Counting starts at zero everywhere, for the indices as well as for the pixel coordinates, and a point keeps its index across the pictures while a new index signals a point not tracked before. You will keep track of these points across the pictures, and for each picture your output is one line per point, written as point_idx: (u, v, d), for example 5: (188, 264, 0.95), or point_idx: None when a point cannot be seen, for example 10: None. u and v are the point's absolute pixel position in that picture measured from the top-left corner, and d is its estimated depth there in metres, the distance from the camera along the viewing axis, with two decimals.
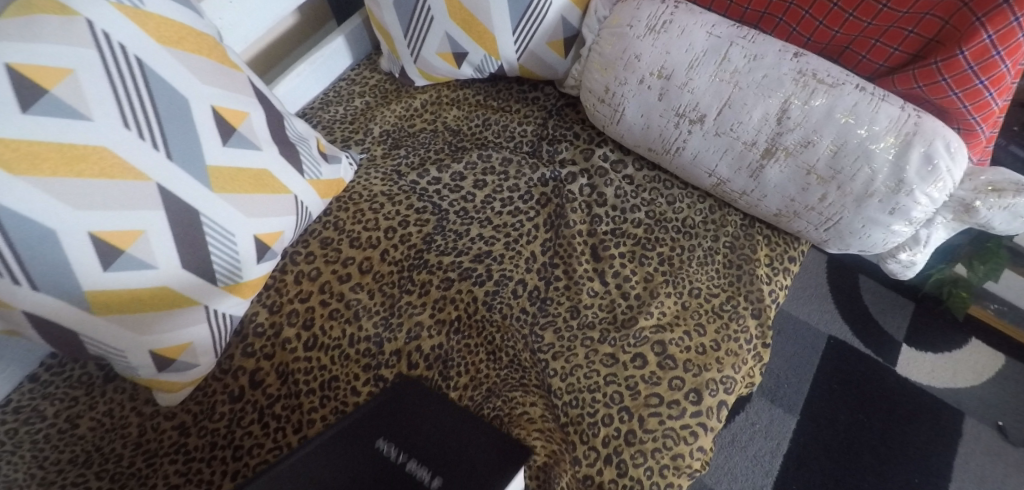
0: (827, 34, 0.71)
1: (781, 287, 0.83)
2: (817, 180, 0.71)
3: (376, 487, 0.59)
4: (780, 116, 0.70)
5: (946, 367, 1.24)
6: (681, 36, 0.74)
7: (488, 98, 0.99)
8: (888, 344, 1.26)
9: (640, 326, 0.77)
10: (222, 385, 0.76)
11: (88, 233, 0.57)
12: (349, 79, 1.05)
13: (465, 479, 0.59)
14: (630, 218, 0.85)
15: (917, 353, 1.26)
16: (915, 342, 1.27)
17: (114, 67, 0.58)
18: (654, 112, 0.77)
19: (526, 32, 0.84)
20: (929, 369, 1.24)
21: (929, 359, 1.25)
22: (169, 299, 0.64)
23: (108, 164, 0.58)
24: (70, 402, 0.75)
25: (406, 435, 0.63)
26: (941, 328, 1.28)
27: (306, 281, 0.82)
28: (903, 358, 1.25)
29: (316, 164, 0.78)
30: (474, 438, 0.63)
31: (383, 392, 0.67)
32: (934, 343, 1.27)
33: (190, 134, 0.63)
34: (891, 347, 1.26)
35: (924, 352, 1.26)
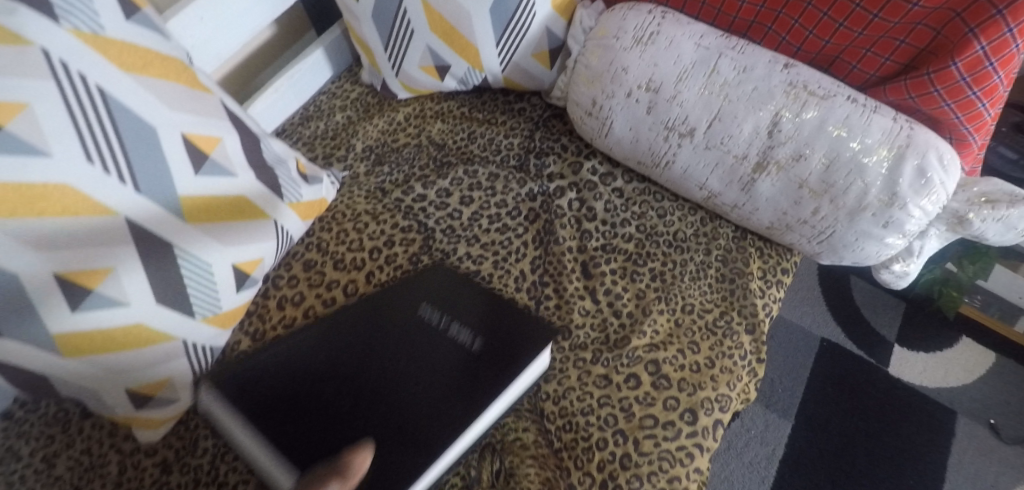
0: (817, 43, 0.69)
1: (774, 300, 0.82)
2: (810, 194, 0.69)
3: (415, 349, 0.69)
4: (770, 129, 0.68)
5: (938, 366, 1.23)
6: (668, 48, 0.72)
7: (473, 110, 0.96)
8: (880, 345, 1.26)
9: (633, 345, 0.76)
10: (205, 419, 0.73)
11: (53, 274, 0.56)
12: (330, 93, 1.02)
13: (496, 338, 0.69)
14: (621, 233, 0.83)
15: (909, 353, 1.25)
16: (907, 342, 1.26)
17: (73, 97, 0.55)
18: (643, 125, 0.75)
19: (510, 44, 0.82)
20: (921, 369, 1.23)
21: (920, 358, 1.24)
22: (143, 336, 0.62)
23: (71, 202, 0.56)
24: (47, 441, 0.72)
25: (442, 306, 0.72)
26: (933, 327, 1.28)
27: (290, 306, 0.79)
28: (895, 358, 1.24)
29: (295, 186, 0.76)
30: (506, 310, 0.72)
31: (420, 271, 0.77)
32: (926, 343, 1.26)
33: (160, 164, 0.61)
34: (884, 348, 1.25)
35: (915, 352, 1.25)
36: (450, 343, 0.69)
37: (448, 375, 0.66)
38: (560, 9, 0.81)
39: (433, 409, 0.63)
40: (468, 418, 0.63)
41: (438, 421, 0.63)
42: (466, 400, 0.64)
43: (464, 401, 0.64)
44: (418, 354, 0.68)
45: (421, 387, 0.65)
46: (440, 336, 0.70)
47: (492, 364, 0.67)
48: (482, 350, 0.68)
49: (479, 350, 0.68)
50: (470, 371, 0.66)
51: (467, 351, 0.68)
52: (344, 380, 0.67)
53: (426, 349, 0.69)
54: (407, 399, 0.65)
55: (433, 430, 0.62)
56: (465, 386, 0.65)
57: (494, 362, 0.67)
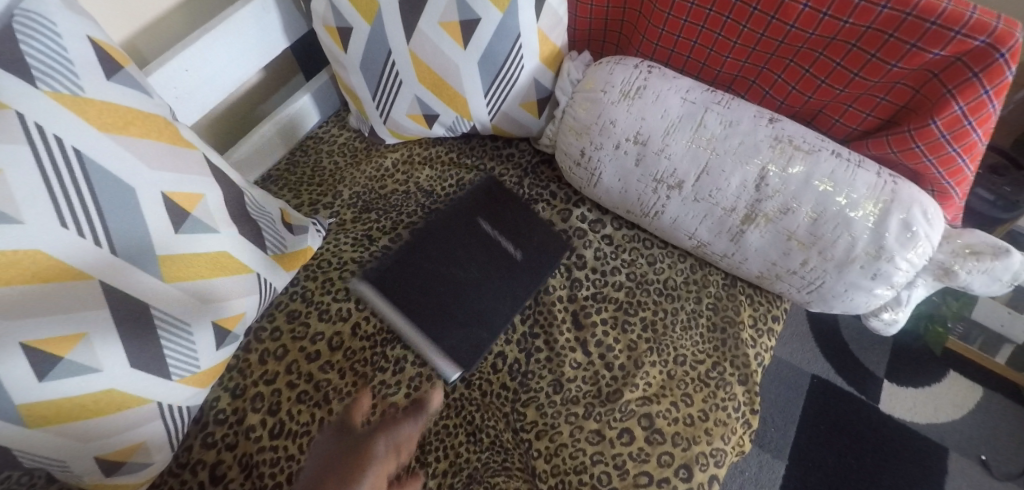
0: (801, 98, 0.70)
1: (766, 349, 0.81)
2: (798, 246, 0.69)
3: (471, 245, 0.84)
4: (758, 182, 0.69)
5: (927, 401, 1.19)
6: (655, 102, 0.73)
7: (461, 155, 0.95)
8: (869, 380, 1.21)
9: (625, 399, 0.75)
10: (180, 482, 0.70)
11: (20, 344, 0.55)
12: (317, 137, 1.02)
13: (535, 248, 0.84)
14: (611, 281, 0.83)
15: (899, 388, 1.20)
16: (895, 376, 1.21)
17: (49, 162, 0.56)
18: (631, 177, 0.75)
19: (498, 95, 0.82)
20: (911, 405, 1.18)
21: (909, 393, 1.19)
22: (115, 402, 0.62)
23: (41, 268, 0.56)
24: None
25: (498, 219, 0.86)
26: (922, 360, 1.22)
27: (272, 360, 0.77)
28: (885, 394, 1.19)
29: (280, 237, 0.75)
30: (539, 228, 0.85)
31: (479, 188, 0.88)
32: (914, 376, 1.21)
33: (137, 226, 0.61)
34: (874, 384, 1.20)
35: (904, 387, 1.20)
36: (501, 250, 0.84)
37: (487, 265, 0.83)
38: (548, 61, 0.82)
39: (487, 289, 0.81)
40: (503, 315, 0.79)
41: (490, 305, 0.80)
42: (508, 299, 0.80)
43: (507, 304, 0.80)
44: (476, 250, 0.83)
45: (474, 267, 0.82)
46: (494, 244, 0.84)
47: (529, 273, 0.82)
48: (526, 256, 0.83)
49: (522, 259, 0.83)
50: (515, 271, 0.82)
51: (511, 257, 0.83)
52: (419, 241, 0.84)
53: (479, 242, 0.84)
54: (468, 278, 0.81)
55: (484, 303, 0.80)
56: (509, 279, 0.82)
57: (529, 271, 0.82)
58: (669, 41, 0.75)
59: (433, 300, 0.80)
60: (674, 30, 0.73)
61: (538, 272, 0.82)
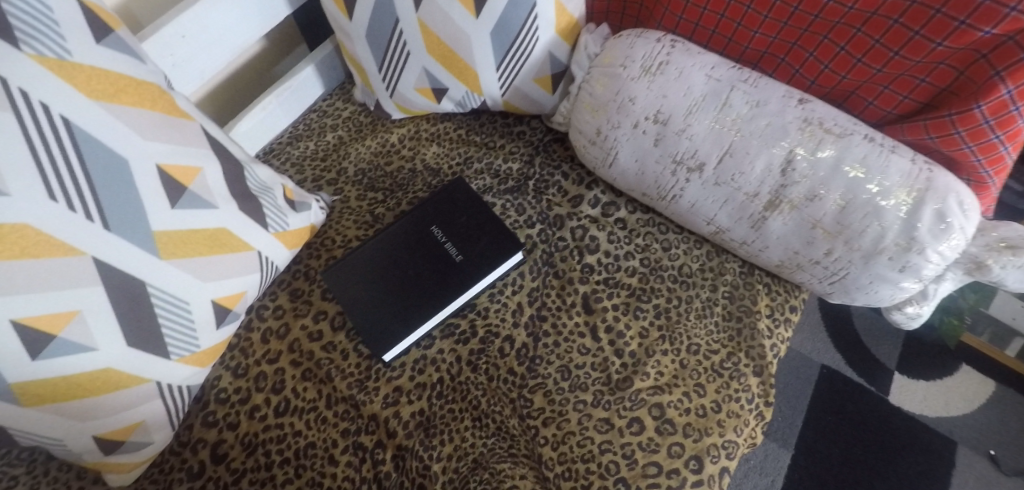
0: (833, 78, 0.66)
1: (783, 340, 0.78)
2: (824, 235, 0.66)
3: (420, 248, 0.77)
4: (784, 167, 0.65)
5: (937, 394, 1.16)
6: (678, 79, 0.69)
7: (470, 132, 0.92)
8: (880, 372, 1.18)
9: (636, 388, 0.72)
10: (180, 461, 0.69)
11: (10, 322, 0.53)
12: (320, 110, 0.98)
13: (477, 249, 0.77)
14: (624, 266, 0.80)
15: (910, 381, 1.17)
16: (906, 369, 1.18)
17: (36, 130, 0.53)
18: (649, 157, 0.72)
19: (510, 68, 0.78)
20: (921, 397, 1.15)
21: (920, 386, 1.17)
22: (112, 381, 0.60)
23: (30, 243, 0.54)
24: (9, 483, 0.67)
25: (452, 222, 0.79)
26: (933, 353, 1.19)
27: (274, 339, 0.75)
28: (895, 386, 1.17)
29: (282, 215, 0.72)
30: (490, 229, 0.78)
31: (442, 189, 0.81)
32: (926, 370, 1.18)
33: (132, 200, 0.59)
34: (884, 375, 1.18)
35: (914, 379, 1.17)
36: (443, 255, 0.77)
37: (424, 268, 0.76)
38: (564, 34, 0.77)
39: (428, 289, 0.75)
40: (426, 313, 0.74)
41: (415, 303, 0.74)
42: (433, 297, 0.74)
43: (431, 301, 0.74)
44: (423, 255, 0.77)
45: (417, 270, 0.76)
46: (438, 249, 0.77)
47: (465, 276, 0.75)
48: (467, 261, 0.76)
49: (461, 262, 0.76)
50: (456, 275, 0.76)
51: (451, 260, 0.77)
52: (395, 244, 0.78)
53: (428, 246, 0.78)
54: (420, 276, 0.76)
55: (414, 298, 0.75)
56: (442, 283, 0.75)
57: (467, 276, 0.75)
58: (694, 14, 0.71)
59: (376, 291, 0.75)
60: (701, 3, 0.70)
61: (470, 279, 0.75)
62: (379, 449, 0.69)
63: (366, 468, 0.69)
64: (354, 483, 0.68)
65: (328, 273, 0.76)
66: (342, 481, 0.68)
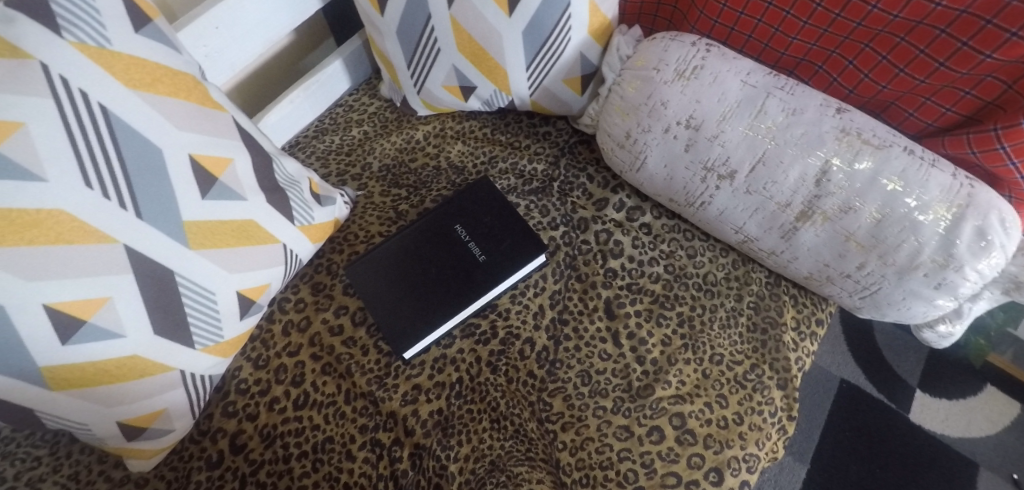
0: (873, 88, 0.65)
1: (807, 353, 0.77)
2: (856, 248, 0.64)
3: (443, 246, 0.77)
4: (819, 177, 0.64)
5: (961, 413, 1.13)
6: (713, 84, 0.68)
7: (495, 132, 0.91)
8: (901, 388, 1.15)
9: (657, 396, 0.71)
10: (200, 449, 0.69)
11: (43, 306, 0.54)
12: (346, 105, 0.99)
13: (500, 249, 0.76)
14: (648, 272, 0.78)
15: (932, 399, 1.14)
16: (929, 386, 1.15)
17: (74, 117, 0.54)
18: (678, 163, 0.71)
19: (540, 69, 0.78)
20: (943, 417, 1.13)
21: (942, 405, 1.14)
22: (138, 368, 0.60)
23: (65, 229, 0.54)
24: (33, 463, 0.68)
25: (476, 221, 0.79)
26: (957, 371, 1.16)
27: (295, 332, 0.75)
28: (916, 404, 1.14)
29: (308, 209, 0.72)
30: (514, 230, 0.78)
31: (468, 187, 0.81)
32: (950, 388, 1.15)
33: (164, 190, 0.59)
34: (905, 392, 1.15)
35: (937, 398, 1.14)
36: (466, 254, 0.77)
37: (447, 266, 0.76)
38: (597, 35, 0.76)
39: (450, 288, 0.75)
40: (447, 313, 0.73)
41: (436, 302, 0.74)
42: (456, 297, 0.74)
43: (453, 301, 0.74)
44: (447, 253, 0.77)
45: (439, 269, 0.76)
46: (461, 248, 0.77)
47: (489, 276, 0.75)
48: (490, 260, 0.76)
49: (484, 262, 0.76)
50: (479, 275, 0.75)
51: (474, 259, 0.76)
52: (418, 242, 0.78)
53: (451, 244, 0.77)
54: (442, 276, 0.75)
55: (436, 297, 0.74)
56: (465, 282, 0.75)
57: (491, 276, 0.75)
58: (730, 18, 0.70)
59: (398, 289, 0.75)
60: (738, 7, 0.68)
61: (494, 278, 0.75)
62: (396, 447, 0.69)
63: (383, 465, 0.69)
64: (370, 480, 0.68)
65: (350, 267, 0.77)
66: (359, 477, 0.68)
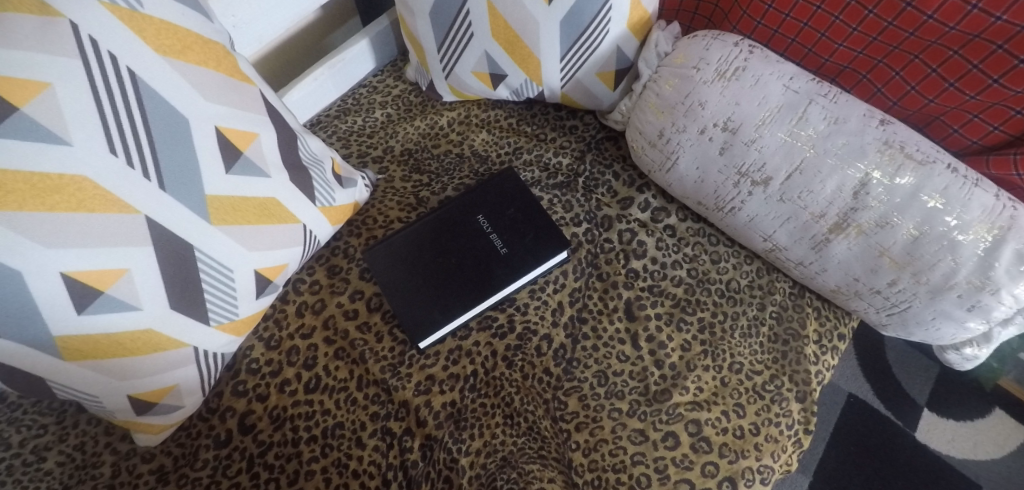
0: (919, 101, 0.63)
1: (828, 367, 0.75)
2: (890, 264, 0.63)
3: (463, 237, 0.76)
4: (857, 189, 0.62)
5: (967, 435, 1.11)
6: (754, 87, 0.66)
7: (521, 122, 0.89)
8: (908, 406, 1.13)
9: (674, 401, 0.70)
10: (208, 427, 0.68)
11: (60, 273, 0.52)
12: (370, 86, 0.97)
13: (523, 243, 0.75)
14: (671, 275, 0.77)
15: (938, 418, 1.12)
16: (937, 405, 1.13)
17: (102, 82, 0.53)
18: (712, 166, 0.69)
19: (575, 60, 0.76)
20: (950, 437, 1.11)
21: (949, 425, 1.12)
22: (152, 342, 0.59)
23: (87, 196, 0.53)
24: (39, 431, 0.67)
25: (499, 212, 0.77)
26: (966, 392, 1.14)
27: (309, 314, 0.74)
28: (923, 423, 1.12)
29: (330, 190, 0.71)
30: (537, 224, 0.76)
31: (493, 178, 0.79)
32: (957, 409, 1.13)
33: (189, 162, 0.58)
34: (912, 410, 1.13)
35: (944, 418, 1.12)
36: (487, 246, 0.75)
37: (468, 257, 0.75)
38: (635, 29, 0.75)
39: (469, 280, 0.73)
40: (465, 305, 0.72)
41: (455, 293, 0.73)
42: (475, 289, 0.73)
43: (472, 293, 0.73)
44: (467, 244, 0.75)
45: (458, 259, 0.74)
46: (482, 239, 0.76)
47: (509, 270, 0.74)
48: (512, 254, 0.74)
49: (505, 255, 0.74)
50: (500, 269, 0.74)
51: (495, 252, 0.75)
52: (438, 230, 0.76)
53: (471, 236, 0.76)
54: (461, 267, 0.74)
55: (455, 288, 0.73)
56: (486, 275, 0.73)
57: (511, 270, 0.74)
58: (774, 21, 0.68)
59: (416, 277, 0.74)
60: (784, 9, 0.66)
61: (516, 271, 0.74)
62: (407, 437, 0.68)
63: (393, 454, 0.67)
64: (380, 469, 0.67)
65: (369, 253, 0.75)
66: (368, 465, 0.67)
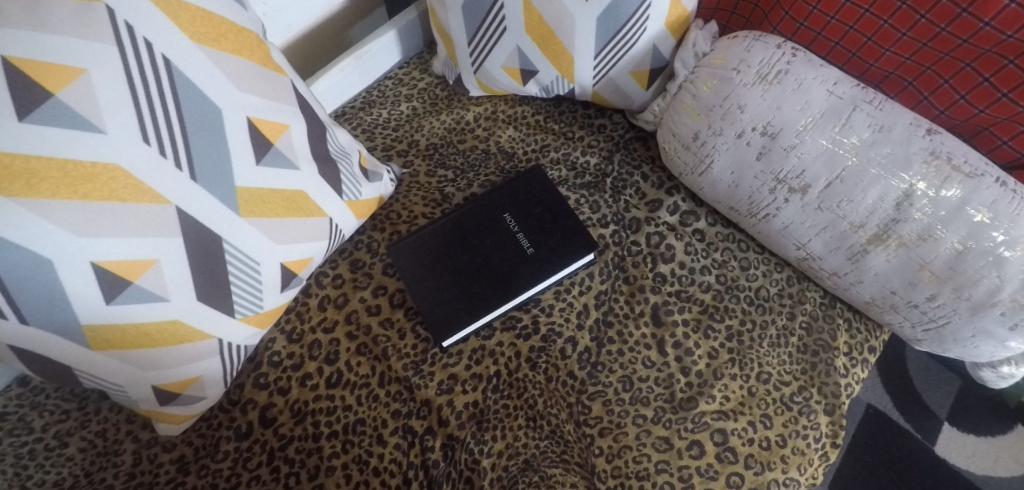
0: (968, 111, 0.61)
1: (857, 381, 0.74)
2: (930, 278, 0.61)
3: (489, 236, 0.75)
4: (900, 200, 0.60)
5: (987, 451, 1.04)
6: (797, 91, 0.64)
7: (549, 119, 0.87)
8: (928, 419, 1.06)
9: (700, 410, 0.69)
10: (229, 419, 0.68)
11: (90, 263, 0.52)
12: (395, 78, 0.96)
13: (550, 243, 0.74)
14: (699, 281, 0.75)
15: (959, 433, 1.05)
16: (957, 419, 1.06)
17: (138, 69, 0.52)
18: (747, 171, 0.68)
19: (609, 58, 0.75)
20: (970, 453, 1.04)
21: (970, 440, 1.05)
22: (178, 334, 0.59)
23: (119, 185, 0.52)
24: (61, 416, 0.68)
25: (526, 211, 0.76)
26: (988, 406, 1.07)
27: (331, 308, 0.73)
28: (941, 437, 1.05)
29: (356, 183, 0.70)
30: (565, 225, 0.75)
31: (520, 176, 0.78)
32: (978, 424, 1.06)
33: (221, 152, 0.57)
34: (932, 423, 1.06)
35: (964, 432, 1.05)
36: (513, 246, 0.74)
37: (494, 255, 0.73)
38: (673, 27, 0.73)
39: (494, 279, 0.72)
40: (489, 305, 0.71)
41: (480, 292, 0.72)
42: (501, 289, 0.72)
43: (498, 293, 0.71)
44: (492, 243, 0.74)
45: (484, 257, 0.73)
46: (509, 238, 0.74)
47: (536, 271, 0.72)
48: (539, 255, 0.73)
49: (532, 255, 0.73)
50: (526, 269, 0.72)
51: (522, 252, 0.73)
52: (463, 227, 0.75)
53: (496, 236, 0.74)
54: (485, 265, 0.73)
55: (480, 287, 0.72)
56: (511, 274, 0.72)
57: (537, 271, 0.72)
58: (818, 23, 0.66)
59: (441, 274, 0.73)
60: (829, 10, 0.64)
61: (543, 272, 0.72)
62: (428, 436, 0.68)
63: (414, 453, 0.67)
64: (400, 467, 0.66)
65: (394, 249, 0.74)
66: (389, 463, 0.66)
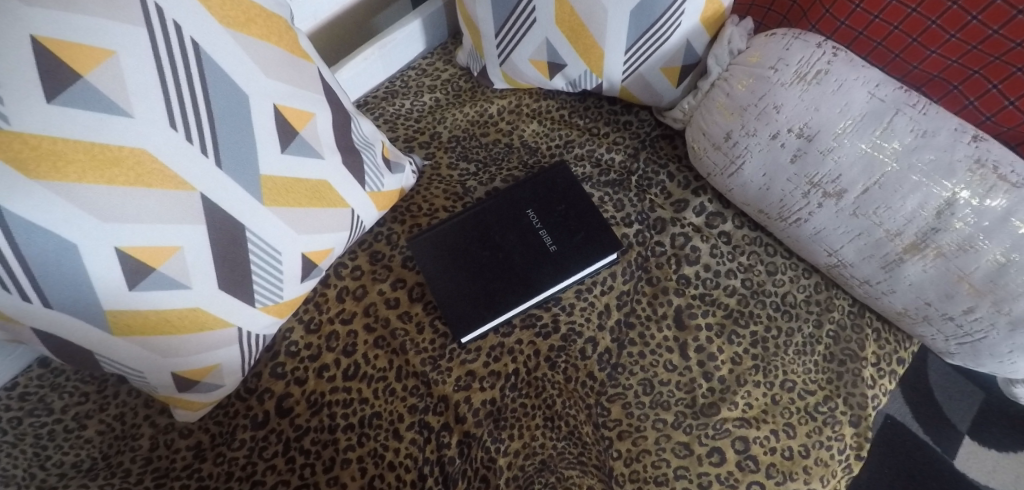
0: (1016, 117, 0.58)
1: (884, 392, 0.71)
2: (968, 291, 0.59)
3: (510, 233, 0.73)
4: (941, 209, 0.58)
5: (1009, 467, 0.99)
6: (837, 92, 0.62)
7: (574, 114, 0.86)
8: (947, 430, 1.02)
9: (722, 416, 0.67)
10: (246, 407, 0.68)
11: (114, 248, 0.51)
12: (419, 68, 0.94)
13: (573, 240, 0.72)
14: (724, 285, 0.74)
15: (980, 447, 1.00)
16: (980, 432, 1.01)
17: (166, 53, 0.51)
18: (781, 174, 0.66)
19: (640, 53, 0.73)
20: (990, 468, 0.99)
21: (991, 455, 1.00)
22: (199, 321, 0.58)
23: (145, 171, 0.52)
24: (81, 399, 0.68)
25: (549, 207, 0.75)
26: (1013, 420, 1.02)
27: (350, 299, 0.73)
28: (962, 450, 1.01)
29: (379, 174, 0.70)
30: (589, 223, 0.73)
31: (543, 172, 0.77)
32: (1002, 437, 1.01)
33: (247, 139, 0.57)
34: (951, 435, 1.01)
35: (986, 446, 1.00)
36: (533, 243, 0.73)
37: (516, 252, 0.72)
38: (708, 23, 0.71)
39: (516, 275, 0.71)
40: (508, 302, 0.70)
41: (501, 289, 0.70)
42: (522, 286, 0.70)
43: (518, 290, 0.70)
44: (513, 239, 0.73)
45: (504, 253, 0.72)
46: (531, 235, 0.73)
47: (557, 271, 0.71)
48: (561, 253, 0.72)
49: (554, 253, 0.72)
50: (547, 267, 0.71)
51: (544, 249, 0.72)
52: (485, 222, 0.74)
53: (516, 233, 0.73)
54: (505, 261, 0.72)
55: (500, 284, 0.71)
56: (531, 272, 0.71)
57: (559, 269, 0.71)
58: (860, 22, 0.64)
59: (460, 269, 0.72)
60: (873, 9, 0.62)
61: (565, 271, 0.71)
62: (445, 432, 0.67)
63: (430, 449, 0.66)
64: (416, 462, 0.65)
65: (414, 242, 0.74)
66: (405, 458, 0.65)
